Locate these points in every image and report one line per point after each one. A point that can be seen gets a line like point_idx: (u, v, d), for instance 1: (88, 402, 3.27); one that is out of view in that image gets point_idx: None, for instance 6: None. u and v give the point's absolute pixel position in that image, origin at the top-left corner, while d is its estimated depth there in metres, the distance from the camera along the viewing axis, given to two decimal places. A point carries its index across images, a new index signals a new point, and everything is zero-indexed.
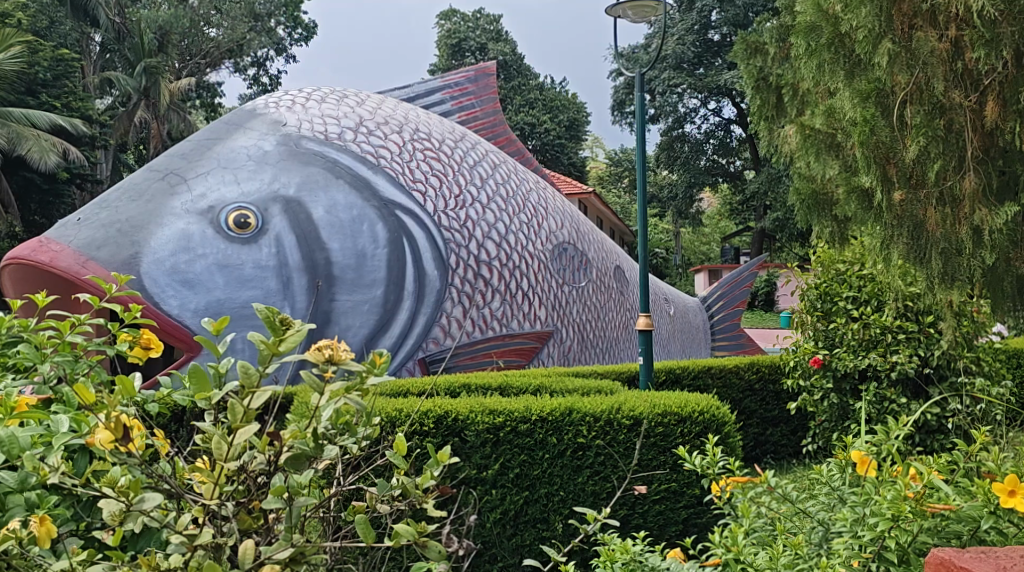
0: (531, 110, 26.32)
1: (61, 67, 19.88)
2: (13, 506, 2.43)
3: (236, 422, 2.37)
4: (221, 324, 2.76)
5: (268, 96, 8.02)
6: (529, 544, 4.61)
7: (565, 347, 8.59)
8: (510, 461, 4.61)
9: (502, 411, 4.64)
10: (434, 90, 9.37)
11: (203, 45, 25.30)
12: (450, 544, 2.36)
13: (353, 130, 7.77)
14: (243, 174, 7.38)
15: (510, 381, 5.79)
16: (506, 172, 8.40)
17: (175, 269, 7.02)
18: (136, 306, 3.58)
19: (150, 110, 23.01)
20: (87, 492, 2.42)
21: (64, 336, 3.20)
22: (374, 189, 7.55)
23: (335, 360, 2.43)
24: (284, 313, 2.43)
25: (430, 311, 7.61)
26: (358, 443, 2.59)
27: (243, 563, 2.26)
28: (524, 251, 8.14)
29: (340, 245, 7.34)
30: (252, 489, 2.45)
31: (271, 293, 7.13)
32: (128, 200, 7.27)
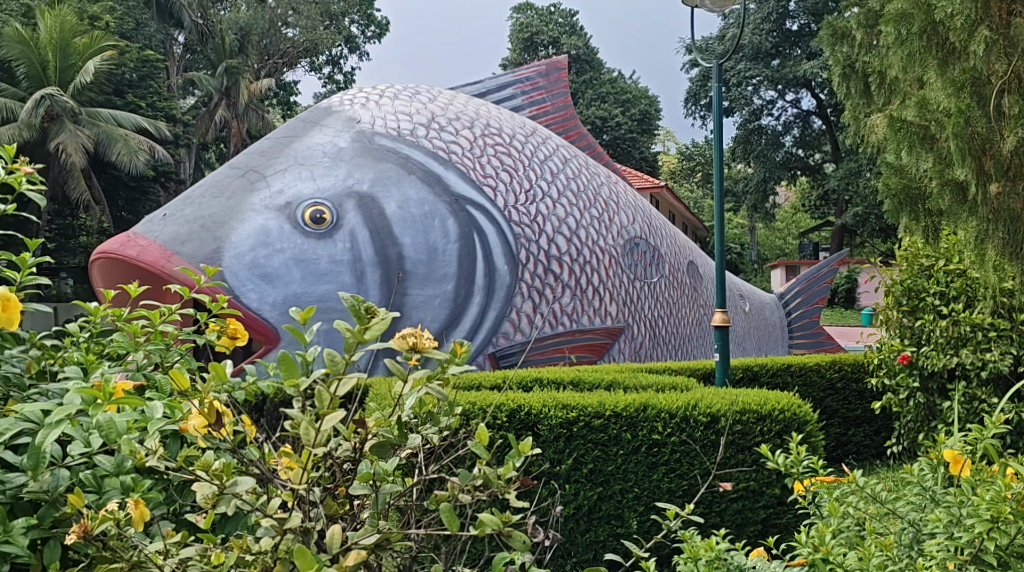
0: (603, 104, 26.20)
1: (146, 68, 20.39)
2: (111, 489, 2.50)
3: (323, 408, 2.38)
4: (308, 312, 2.76)
5: (343, 93, 8.15)
6: (604, 541, 4.58)
7: (636, 343, 8.54)
8: (584, 457, 4.58)
9: (576, 406, 4.62)
10: (506, 85, 9.38)
11: (281, 45, 25.73)
12: (535, 534, 2.31)
13: (425, 126, 7.83)
14: (319, 170, 7.49)
15: (584, 376, 5.76)
16: (578, 166, 8.40)
17: (254, 264, 7.15)
18: (225, 297, 3.67)
19: (230, 109, 23.69)
20: (183, 475, 2.50)
21: (156, 325, 3.31)
22: (445, 184, 7.60)
23: (419, 349, 2.42)
24: (369, 302, 2.42)
25: (500, 306, 7.64)
26: (440, 432, 2.62)
27: (330, 548, 2.27)
28: (595, 246, 8.11)
29: (412, 239, 7.39)
30: (338, 476, 2.50)
31: (346, 288, 7.22)
32: (210, 196, 7.44)
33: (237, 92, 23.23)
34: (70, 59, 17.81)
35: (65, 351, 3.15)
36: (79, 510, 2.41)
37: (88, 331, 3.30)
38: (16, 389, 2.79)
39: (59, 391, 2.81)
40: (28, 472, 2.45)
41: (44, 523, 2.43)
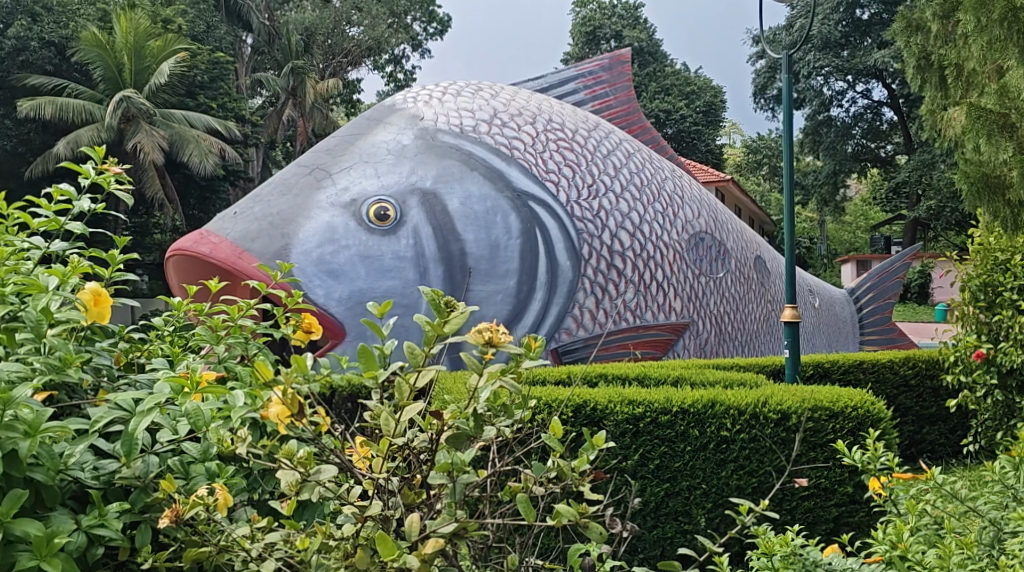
0: (667, 97, 25.94)
1: (217, 70, 20.82)
2: (197, 474, 2.62)
3: (403, 400, 2.44)
4: (385, 306, 2.81)
5: (407, 90, 8.24)
6: (672, 537, 4.54)
7: (702, 339, 8.50)
8: (651, 453, 4.57)
9: (642, 402, 4.60)
10: (569, 79, 9.40)
11: (345, 45, 25.83)
12: (612, 526, 2.30)
13: (488, 123, 7.87)
14: (383, 167, 7.60)
15: (649, 372, 5.75)
16: (641, 160, 8.38)
17: (321, 260, 7.27)
18: (301, 293, 3.78)
19: (297, 108, 24.11)
20: (267, 464, 2.58)
21: (235, 319, 3.43)
22: (507, 180, 7.65)
23: (494, 343, 2.43)
24: (448, 296, 2.45)
25: (563, 302, 7.63)
26: (514, 424, 2.63)
27: (409, 535, 2.32)
28: (659, 241, 8.09)
29: (475, 235, 7.46)
30: (414, 466, 2.54)
31: (410, 284, 7.31)
32: (279, 194, 7.60)
33: (304, 92, 23.63)
34: (145, 61, 18.24)
35: (150, 344, 3.27)
36: (170, 495, 2.51)
37: (172, 325, 3.43)
38: (107, 380, 2.90)
39: (147, 382, 2.92)
40: (120, 458, 2.55)
41: (136, 507, 2.52)
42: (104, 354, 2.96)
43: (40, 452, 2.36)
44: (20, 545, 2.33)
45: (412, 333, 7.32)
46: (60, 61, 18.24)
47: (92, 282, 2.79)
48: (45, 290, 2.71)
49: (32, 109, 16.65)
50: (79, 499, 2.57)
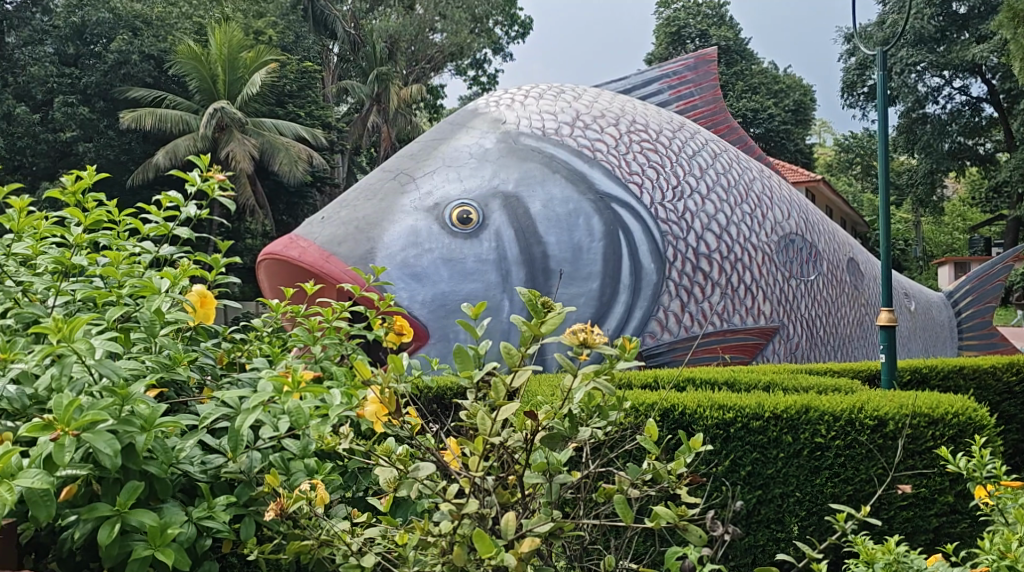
0: (755, 95, 25.44)
1: (305, 79, 21.25)
2: (297, 471, 2.70)
3: (499, 400, 2.45)
4: (479, 307, 2.81)
5: (489, 95, 8.31)
6: (763, 545, 4.39)
7: (792, 344, 8.37)
8: (742, 459, 4.42)
9: (733, 406, 4.46)
10: (652, 80, 9.35)
11: (428, 51, 26.15)
12: (712, 529, 2.27)
13: (570, 125, 7.88)
14: (465, 171, 7.67)
15: (739, 377, 5.66)
16: (728, 161, 8.30)
17: (405, 263, 7.35)
18: (392, 296, 3.85)
19: (381, 114, 24.47)
20: (367, 462, 2.64)
21: (330, 320, 3.53)
22: (590, 182, 7.63)
23: (589, 344, 2.40)
24: (546, 297, 2.46)
25: (647, 304, 7.58)
26: (608, 427, 2.61)
27: (507, 533, 2.30)
28: (747, 243, 7.99)
29: (557, 238, 7.47)
30: (510, 464, 2.52)
31: (492, 286, 7.35)
32: (364, 199, 7.72)
33: (388, 98, 24.01)
34: (237, 72, 18.62)
35: (250, 344, 3.38)
36: (274, 490, 2.60)
37: (270, 326, 3.50)
38: (211, 379, 3.02)
39: (248, 381, 3.03)
40: (226, 453, 2.65)
41: (241, 501, 2.63)
42: (208, 354, 3.07)
43: (154, 446, 2.45)
44: (136, 535, 2.43)
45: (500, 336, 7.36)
46: (158, 74, 18.84)
47: (199, 285, 2.90)
48: (158, 291, 2.85)
49: (133, 120, 17.35)
50: (188, 493, 2.69)
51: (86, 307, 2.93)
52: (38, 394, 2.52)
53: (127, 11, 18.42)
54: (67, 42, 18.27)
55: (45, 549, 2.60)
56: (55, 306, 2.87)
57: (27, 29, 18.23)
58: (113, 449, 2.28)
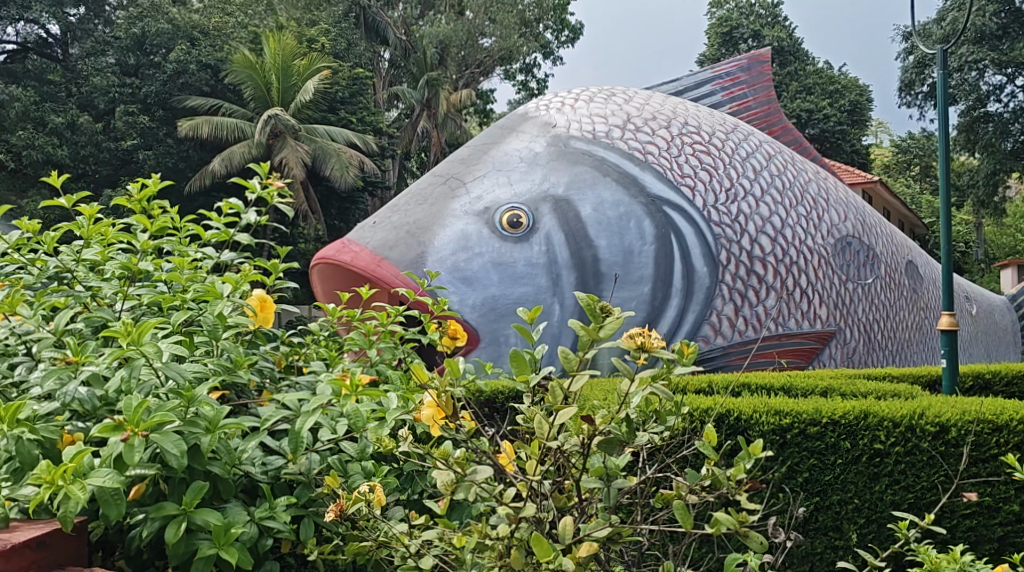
0: (809, 96, 25.11)
1: (357, 86, 21.43)
2: (354, 473, 2.74)
3: (556, 403, 2.43)
4: (536, 312, 2.81)
5: (540, 99, 8.32)
6: (821, 553, 4.30)
7: (850, 348, 8.27)
8: (799, 465, 4.33)
9: (790, 412, 4.36)
10: (705, 82, 9.30)
11: (478, 56, 26.19)
12: (775, 535, 2.24)
13: (621, 128, 7.86)
14: (515, 175, 7.69)
15: (795, 382, 5.57)
16: (782, 162, 8.21)
17: (455, 267, 7.37)
18: (446, 301, 3.87)
19: (431, 119, 24.63)
20: (424, 464, 2.66)
21: (386, 324, 3.56)
22: (641, 185, 7.59)
23: (647, 349, 2.39)
24: (603, 301, 2.45)
25: (700, 308, 7.53)
26: (665, 432, 2.58)
27: (563, 539, 2.28)
28: (802, 245, 7.90)
29: (607, 241, 7.43)
30: (567, 468, 2.52)
31: (542, 290, 7.34)
32: (415, 204, 7.77)
33: (438, 103, 24.19)
34: (292, 80, 18.79)
35: (307, 347, 3.43)
36: (334, 491, 2.64)
37: (327, 330, 3.55)
38: (270, 381, 3.06)
39: (306, 384, 3.07)
40: (286, 455, 2.70)
41: (300, 502, 2.67)
42: (266, 358, 3.12)
43: (218, 448, 2.50)
44: (201, 534, 2.47)
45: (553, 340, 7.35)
46: (215, 83, 19.15)
47: (259, 288, 2.99)
48: (220, 296, 2.91)
49: (190, 128, 17.68)
50: (249, 492, 2.74)
51: (152, 311, 3.00)
52: (107, 396, 2.57)
53: (186, 22, 18.77)
54: (127, 53, 18.39)
55: (111, 547, 2.65)
56: (123, 310, 2.95)
57: (90, 42, 18.71)
58: (180, 450, 2.33)
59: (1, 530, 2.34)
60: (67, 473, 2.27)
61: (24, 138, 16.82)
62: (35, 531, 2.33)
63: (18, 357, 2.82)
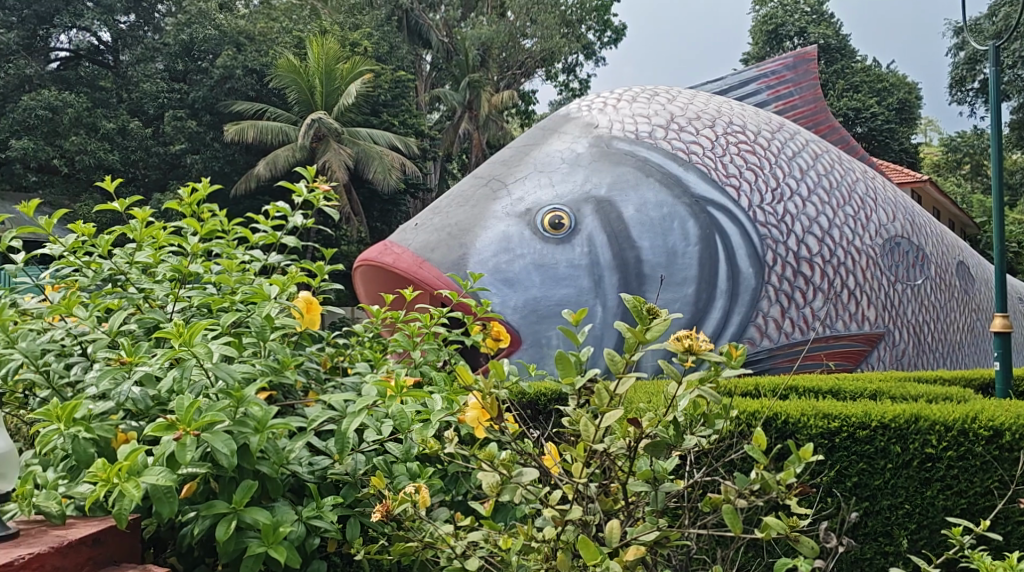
0: (856, 94, 24.75)
1: (399, 88, 21.52)
2: (399, 474, 2.75)
3: (603, 406, 2.41)
4: (581, 314, 2.78)
5: (582, 99, 8.29)
6: (870, 558, 4.18)
7: (898, 350, 8.18)
8: (848, 469, 4.20)
9: (838, 415, 4.23)
10: (750, 80, 9.21)
11: (519, 57, 26.10)
12: (826, 540, 2.21)
13: (664, 128, 7.81)
14: (557, 176, 7.67)
15: (844, 385, 5.49)
16: (829, 162, 8.11)
17: (497, 268, 7.37)
18: (490, 302, 3.87)
19: (473, 121, 24.72)
20: (469, 465, 2.66)
21: (429, 325, 3.57)
22: (685, 186, 7.53)
23: (695, 351, 2.36)
24: (650, 302, 2.42)
25: (745, 310, 7.46)
26: (713, 435, 2.55)
27: (610, 542, 2.27)
28: (850, 246, 7.80)
29: (650, 243, 7.39)
30: (613, 470, 2.51)
31: (585, 292, 7.32)
32: (457, 206, 7.78)
33: (480, 105, 24.26)
34: (334, 84, 18.91)
35: (352, 348, 3.46)
36: (380, 492, 2.65)
37: (371, 331, 3.56)
38: (315, 382, 3.09)
39: (351, 385, 3.10)
40: (332, 455, 2.72)
41: (347, 502, 2.69)
42: (312, 359, 3.14)
43: (267, 447, 2.52)
44: (250, 532, 2.50)
45: (597, 342, 7.33)
46: (260, 87, 19.28)
47: (305, 291, 3.02)
48: (268, 298, 2.94)
49: (235, 133, 17.91)
50: (296, 491, 2.76)
51: (201, 312, 3.04)
52: (159, 396, 2.62)
53: (232, 28, 19.01)
54: (176, 59, 18.85)
55: (163, 544, 2.70)
56: (174, 312, 3.00)
57: (140, 48, 19.15)
58: (230, 449, 2.35)
59: (58, 526, 2.39)
60: (122, 472, 2.30)
61: (77, 143, 17.13)
62: (91, 528, 2.38)
63: (72, 357, 2.86)
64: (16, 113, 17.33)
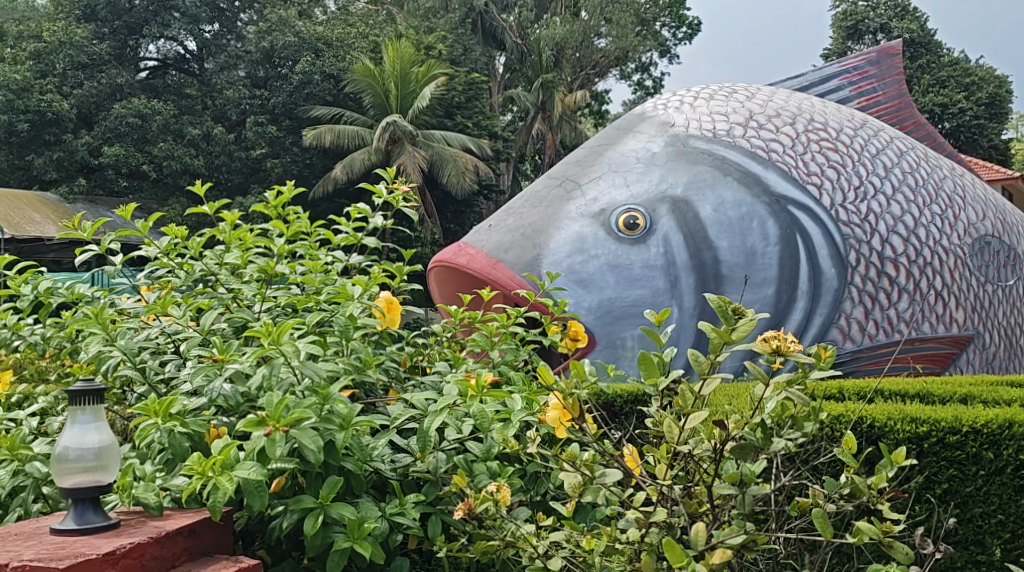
0: (943, 89, 24.06)
1: (473, 90, 21.57)
2: (480, 473, 2.76)
3: (687, 407, 2.38)
4: (663, 315, 2.75)
5: (658, 98, 8.22)
6: (961, 567, 3.96)
7: (988, 353, 7.99)
8: (937, 476, 3.96)
9: (927, 419, 3.97)
10: (831, 76, 9.03)
11: (593, 57, 25.85)
12: (922, 547, 2.15)
13: (742, 126, 7.68)
14: (632, 176, 7.62)
15: (932, 389, 5.31)
16: (915, 159, 7.91)
17: (571, 269, 7.34)
18: (566, 302, 3.89)
19: (546, 122, 24.77)
20: (551, 465, 2.66)
21: (507, 325, 3.59)
22: (764, 184, 7.40)
23: (783, 352, 2.32)
24: (736, 303, 2.39)
25: (826, 311, 7.33)
26: (801, 438, 2.50)
27: (694, 545, 2.25)
28: (937, 246, 7.60)
29: (728, 243, 7.29)
30: (697, 475, 2.48)
31: (660, 293, 7.26)
32: (531, 207, 7.78)
33: (553, 106, 24.25)
34: (410, 86, 18.98)
35: (431, 348, 3.49)
36: (462, 491, 2.67)
37: (450, 331, 3.59)
38: (396, 381, 3.13)
39: (431, 384, 3.13)
40: (414, 454, 2.76)
41: (429, 500, 2.72)
42: (393, 358, 3.18)
43: (351, 444, 2.57)
44: (336, 527, 2.52)
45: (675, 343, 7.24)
46: (336, 93, 19.50)
47: (386, 292, 3.07)
48: (350, 298, 2.99)
49: (313, 137, 18.19)
50: (379, 489, 2.80)
51: (288, 312, 3.09)
52: (248, 393, 2.67)
53: (311, 34, 19.18)
54: (257, 65, 19.20)
55: (251, 537, 2.77)
56: (261, 311, 3.07)
57: (223, 55, 19.48)
58: (317, 445, 2.39)
59: (156, 517, 2.46)
60: (216, 465, 2.38)
61: (165, 149, 17.77)
62: (187, 520, 2.45)
63: (167, 355, 2.96)
64: (108, 121, 17.94)
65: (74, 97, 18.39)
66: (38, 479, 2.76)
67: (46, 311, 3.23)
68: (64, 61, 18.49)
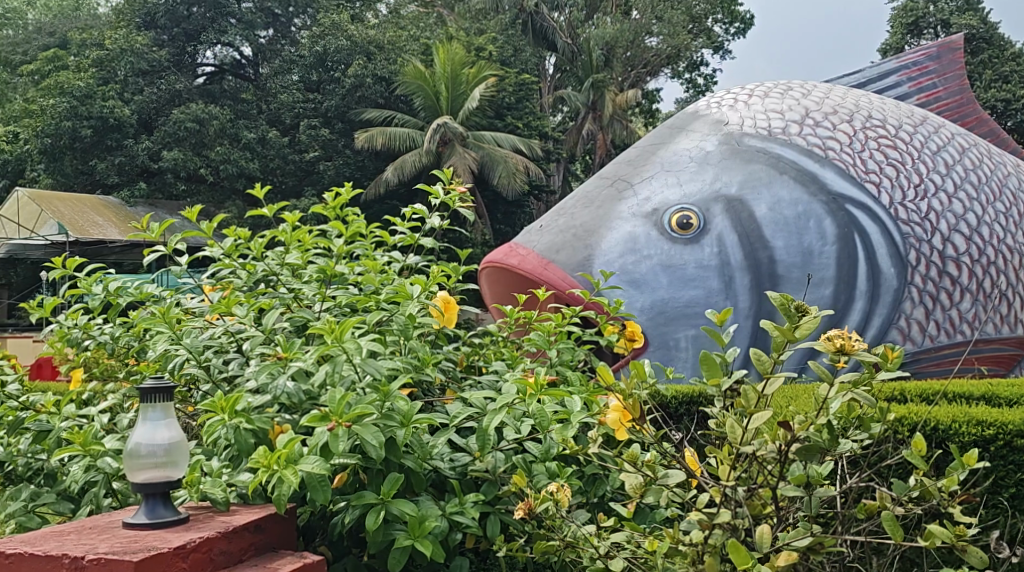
0: (1005, 84, 23.51)
1: (523, 91, 21.46)
2: (540, 473, 2.76)
3: (749, 407, 2.35)
4: (725, 314, 2.71)
5: (711, 96, 8.14)
6: None
7: None
8: (1005, 479, 3.80)
9: (994, 422, 3.84)
10: (889, 73, 8.88)
11: (644, 55, 25.57)
12: (997, 550, 2.08)
13: (798, 123, 7.55)
14: (685, 175, 7.55)
15: (1000, 390, 5.18)
16: (977, 156, 7.73)
17: (623, 269, 7.30)
18: (622, 302, 3.88)
19: (596, 122, 24.68)
20: (611, 465, 2.64)
21: (563, 325, 3.58)
22: (821, 182, 7.28)
23: (847, 351, 2.27)
24: (799, 300, 2.35)
25: (886, 311, 7.21)
26: (867, 439, 2.46)
27: (760, 547, 2.21)
28: (1000, 245, 7.45)
29: (784, 242, 7.20)
30: (762, 475, 2.43)
31: (714, 293, 7.19)
32: (583, 207, 7.76)
33: (604, 106, 24.15)
34: (460, 88, 19.01)
35: (487, 348, 3.49)
36: (522, 490, 2.67)
37: (507, 331, 3.59)
38: (453, 381, 3.14)
39: (488, 383, 3.13)
40: (473, 453, 2.77)
41: (488, 498, 2.72)
42: (450, 357, 3.19)
43: (412, 441, 2.58)
44: (397, 524, 2.53)
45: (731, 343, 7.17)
46: (388, 95, 19.65)
47: (443, 291, 3.03)
48: (409, 297, 3.00)
49: (365, 140, 18.39)
50: (438, 487, 2.81)
51: (348, 311, 3.11)
52: (311, 390, 2.69)
53: (363, 38, 19.29)
54: (310, 69, 19.39)
55: (313, 533, 2.79)
56: (322, 309, 3.09)
57: (279, 60, 19.73)
58: (379, 441, 2.41)
59: (223, 513, 2.49)
60: (280, 459, 2.39)
61: (222, 153, 18.10)
62: (252, 516, 2.48)
63: (230, 353, 2.98)
64: (167, 126, 18.28)
65: (135, 103, 18.79)
66: (108, 475, 2.82)
67: (116, 311, 3.31)
68: (125, 68, 18.88)
